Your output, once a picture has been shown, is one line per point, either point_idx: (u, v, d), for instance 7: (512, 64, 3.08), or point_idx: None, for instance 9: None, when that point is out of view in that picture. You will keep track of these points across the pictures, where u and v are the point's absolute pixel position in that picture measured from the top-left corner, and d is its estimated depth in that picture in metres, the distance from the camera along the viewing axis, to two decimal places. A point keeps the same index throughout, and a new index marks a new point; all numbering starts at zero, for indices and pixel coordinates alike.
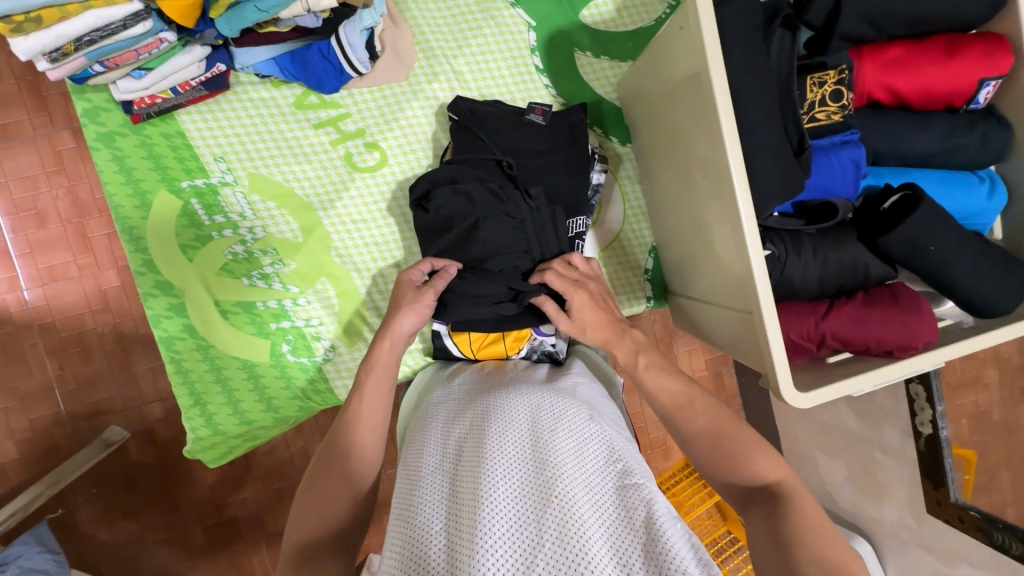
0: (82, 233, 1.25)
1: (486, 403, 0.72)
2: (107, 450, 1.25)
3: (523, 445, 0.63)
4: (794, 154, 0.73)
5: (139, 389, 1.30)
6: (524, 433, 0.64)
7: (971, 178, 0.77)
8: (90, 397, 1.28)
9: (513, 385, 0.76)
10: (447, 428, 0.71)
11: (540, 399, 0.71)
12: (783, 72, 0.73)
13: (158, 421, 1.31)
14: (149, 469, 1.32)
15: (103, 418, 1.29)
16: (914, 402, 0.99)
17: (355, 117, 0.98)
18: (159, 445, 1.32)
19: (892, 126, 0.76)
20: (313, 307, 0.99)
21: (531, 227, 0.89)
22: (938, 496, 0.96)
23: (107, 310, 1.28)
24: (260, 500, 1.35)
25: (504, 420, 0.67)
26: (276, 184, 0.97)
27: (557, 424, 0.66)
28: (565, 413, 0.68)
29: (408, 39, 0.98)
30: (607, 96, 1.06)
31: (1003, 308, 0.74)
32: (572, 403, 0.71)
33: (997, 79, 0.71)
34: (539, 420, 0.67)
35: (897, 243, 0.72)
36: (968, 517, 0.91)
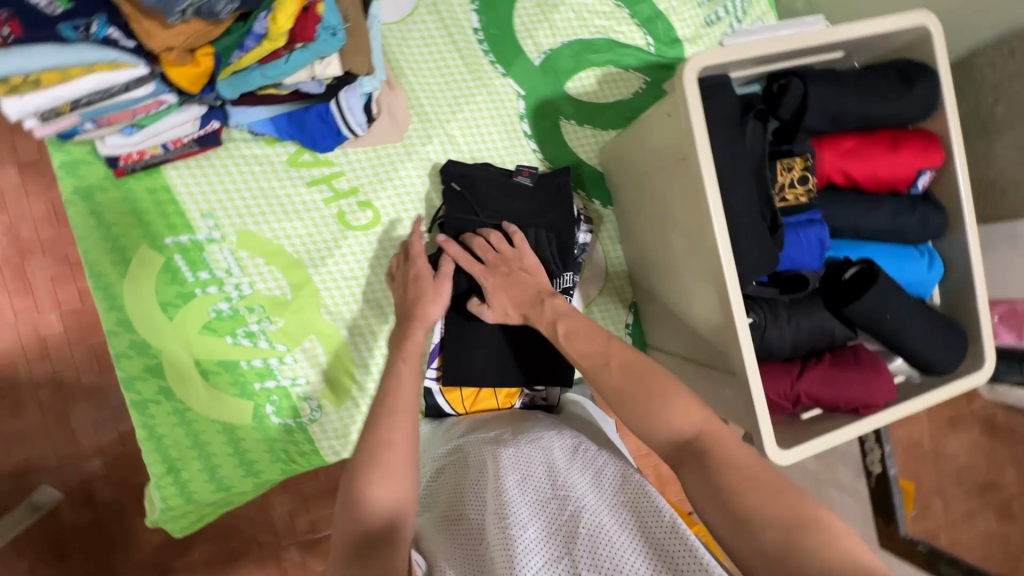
0: (21, 275, 1.16)
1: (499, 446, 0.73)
2: (35, 514, 1.15)
3: (541, 483, 0.64)
4: (770, 233, 0.80)
5: (77, 445, 1.19)
6: (541, 470, 0.66)
7: (914, 252, 0.88)
8: (23, 452, 1.17)
9: (522, 430, 0.78)
10: (463, 477, 0.71)
11: (551, 438, 0.73)
12: (757, 158, 0.81)
13: (96, 477, 1.21)
14: (83, 531, 1.20)
15: (32, 476, 1.18)
16: (866, 444, 1.19)
17: (348, 175, 0.99)
18: (97, 504, 1.21)
19: (849, 206, 0.85)
20: (300, 365, 0.97)
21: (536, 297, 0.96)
22: (890, 530, 1.19)
23: (47, 359, 1.18)
24: (210, 563, 1.25)
25: (520, 460, 0.67)
26: (266, 241, 0.96)
27: (572, 460, 0.67)
28: (577, 451, 0.70)
29: (402, 103, 1.02)
30: (589, 160, 1.13)
31: (946, 366, 0.84)
32: (581, 440, 0.73)
33: (931, 169, 0.84)
34: (554, 457, 0.68)
35: (857, 311, 0.80)
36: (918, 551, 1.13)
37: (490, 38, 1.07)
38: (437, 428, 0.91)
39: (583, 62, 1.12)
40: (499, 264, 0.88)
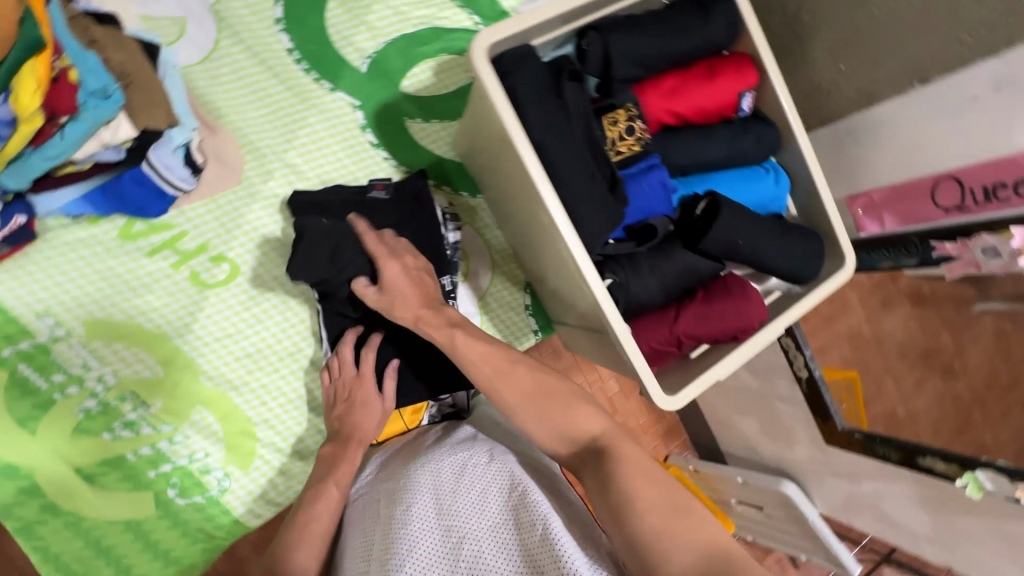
0: None
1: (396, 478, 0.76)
2: None
3: (430, 512, 0.68)
4: (610, 189, 0.80)
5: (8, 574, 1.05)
6: (430, 498, 0.69)
7: (759, 170, 0.90)
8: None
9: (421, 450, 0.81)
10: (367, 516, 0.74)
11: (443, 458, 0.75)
12: (584, 118, 0.79)
13: None
14: None
15: None
16: (789, 354, 1.28)
17: (192, 234, 0.94)
18: None
19: (685, 144, 0.86)
20: (194, 440, 0.93)
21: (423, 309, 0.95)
22: (830, 428, 1.27)
23: None
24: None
25: (410, 492, 0.70)
26: (119, 324, 0.90)
27: (458, 478, 0.70)
28: (466, 463, 0.73)
29: (230, 144, 0.96)
30: (446, 155, 1.10)
31: (807, 270, 0.87)
32: (472, 450, 0.76)
33: (750, 90, 0.85)
34: (443, 478, 0.71)
35: (712, 243, 0.82)
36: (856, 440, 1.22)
37: (307, 54, 1.02)
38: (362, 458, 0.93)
39: (413, 58, 1.08)
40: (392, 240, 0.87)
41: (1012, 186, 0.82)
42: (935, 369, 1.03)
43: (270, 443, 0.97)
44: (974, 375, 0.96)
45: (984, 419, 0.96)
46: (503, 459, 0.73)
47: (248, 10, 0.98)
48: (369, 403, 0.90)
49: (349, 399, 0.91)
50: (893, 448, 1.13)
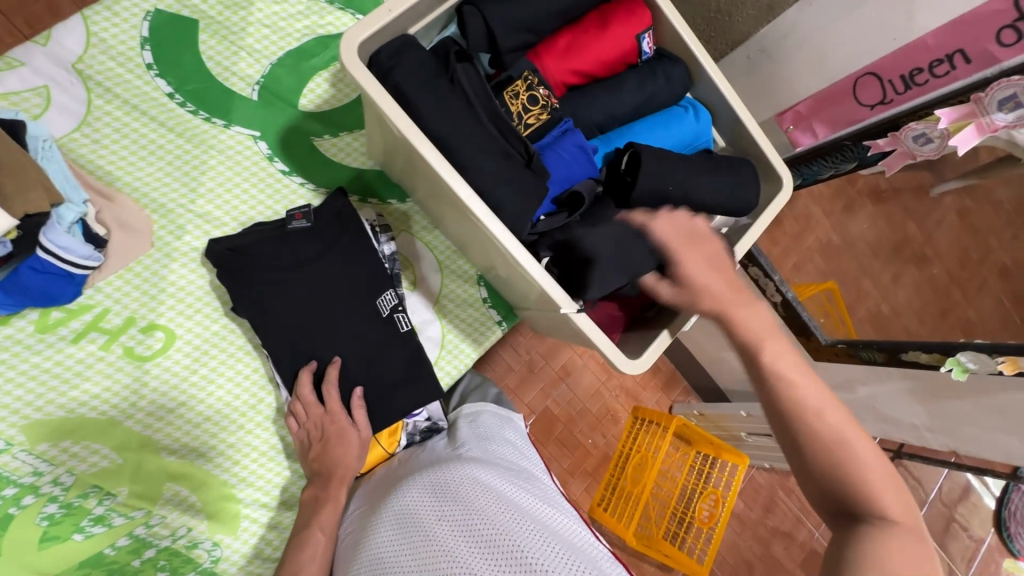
0: None
1: (381, 515, 0.73)
2: None
3: (414, 544, 0.64)
4: (527, 163, 0.76)
5: None
6: (414, 525, 0.67)
7: (678, 110, 0.87)
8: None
9: (404, 480, 0.78)
10: (354, 558, 0.71)
11: (426, 486, 0.73)
12: (482, 97, 0.76)
13: None
14: None
15: None
16: (760, 283, 1.27)
17: (115, 309, 0.89)
18: None
19: (594, 101, 0.83)
20: (173, 517, 0.90)
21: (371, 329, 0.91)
22: (815, 344, 1.28)
23: None
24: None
25: (396, 522, 0.69)
26: (61, 421, 0.85)
27: (442, 502, 0.69)
28: (450, 488, 0.70)
29: (133, 207, 0.91)
30: (365, 166, 1.05)
31: (747, 201, 0.84)
32: (454, 473, 0.73)
33: (648, 30, 0.82)
34: (427, 504, 0.69)
35: (643, 195, 0.78)
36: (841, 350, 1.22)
37: (189, 95, 0.96)
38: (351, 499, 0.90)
39: (304, 73, 1.02)
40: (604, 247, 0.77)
41: (928, 69, 0.79)
42: (906, 260, 1.07)
43: (255, 500, 0.94)
44: (947, 257, 1.00)
45: (964, 296, 0.98)
46: (488, 482, 0.71)
47: (113, 61, 0.92)
48: (342, 436, 0.87)
49: (322, 437, 0.87)
50: (877, 349, 1.13)
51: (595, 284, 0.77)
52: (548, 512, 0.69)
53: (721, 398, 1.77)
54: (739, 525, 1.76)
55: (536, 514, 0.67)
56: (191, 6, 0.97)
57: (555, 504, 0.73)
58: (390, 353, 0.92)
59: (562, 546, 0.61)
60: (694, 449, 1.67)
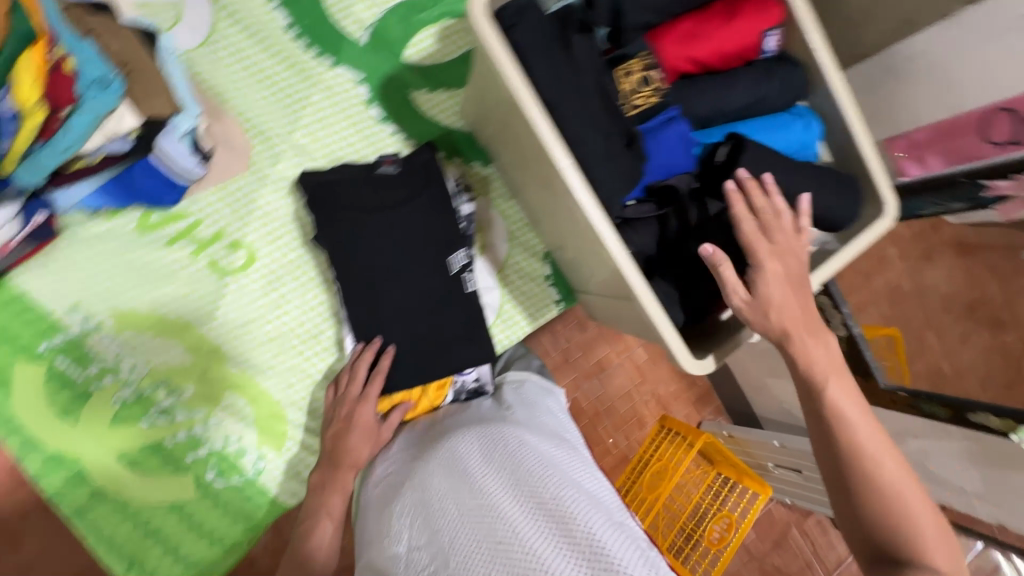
0: None
1: (425, 461, 0.75)
2: None
3: (461, 495, 0.66)
4: (627, 145, 0.75)
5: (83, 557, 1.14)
6: (462, 477, 0.69)
7: (787, 117, 0.83)
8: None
9: (450, 432, 0.80)
10: (397, 498, 0.74)
11: (474, 442, 0.74)
12: (594, 73, 0.75)
13: None
14: None
15: None
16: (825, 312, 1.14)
17: (207, 222, 0.94)
18: None
19: (706, 91, 0.80)
20: (227, 424, 0.94)
21: (440, 282, 0.94)
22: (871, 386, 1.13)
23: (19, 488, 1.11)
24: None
25: (443, 474, 0.70)
26: (145, 315, 0.91)
27: (491, 459, 0.70)
28: (499, 446, 0.72)
29: (236, 130, 0.95)
30: (455, 125, 1.06)
31: (845, 212, 0.81)
32: (504, 434, 0.75)
33: (774, 29, 0.79)
34: (475, 460, 0.71)
35: (741, 184, 0.77)
36: (900, 399, 1.07)
37: (304, 30, 0.99)
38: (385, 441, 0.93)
39: (414, 25, 1.03)
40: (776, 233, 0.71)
41: None
42: (982, 323, 0.98)
43: (300, 425, 0.97)
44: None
45: None
46: (536, 448, 0.72)
47: None
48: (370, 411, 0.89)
49: (348, 417, 0.89)
50: (941, 403, 0.99)
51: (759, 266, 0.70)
52: (593, 486, 0.70)
53: (754, 424, 1.73)
54: (747, 554, 1.72)
55: (583, 485, 0.68)
56: None
57: (596, 479, 0.74)
58: (450, 311, 0.94)
59: (612, 521, 0.61)
60: (715, 471, 1.61)
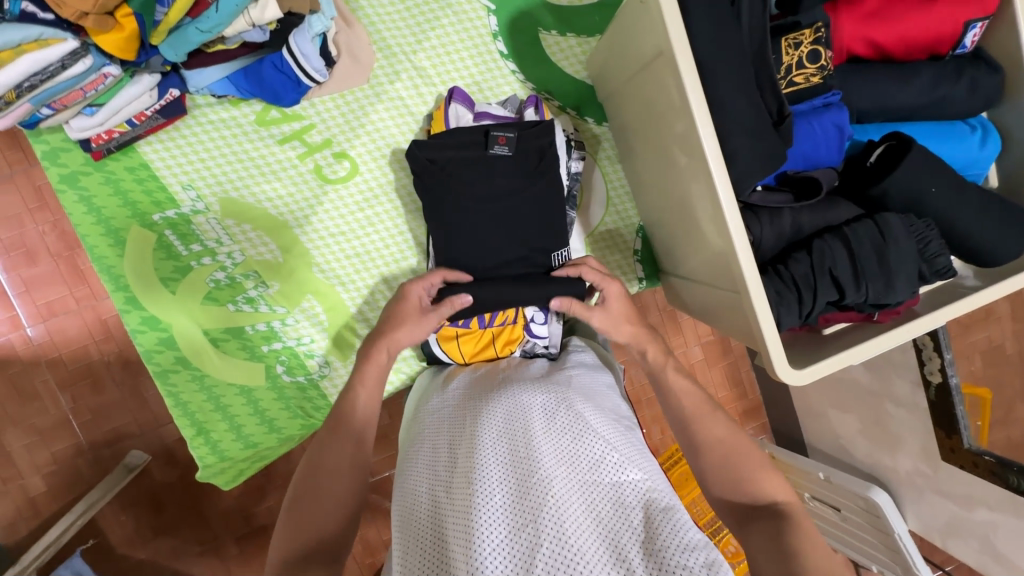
0: (74, 265, 1.20)
1: (484, 406, 0.74)
2: (130, 475, 1.19)
3: (517, 447, 0.66)
4: (775, 124, 0.69)
5: (154, 412, 1.25)
6: (522, 432, 0.67)
7: (962, 128, 0.73)
8: (106, 425, 1.23)
9: (510, 384, 0.79)
10: (447, 431, 0.74)
11: (538, 401, 0.73)
12: (755, 40, 0.68)
13: (176, 440, 1.26)
14: (176, 489, 1.27)
15: (123, 443, 1.24)
16: (922, 352, 1.03)
17: (319, 127, 0.95)
18: (181, 461, 1.27)
19: (875, 82, 0.72)
20: (302, 325, 0.98)
21: (531, 233, 0.91)
22: (952, 444, 1.02)
23: (113, 338, 1.22)
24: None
25: (502, 424, 0.69)
26: (248, 206, 0.95)
27: (553, 424, 0.69)
28: (560, 410, 0.71)
29: (364, 40, 0.94)
30: (578, 75, 1.02)
31: (1006, 249, 0.70)
32: (569, 402, 0.73)
33: (984, 20, 0.68)
34: (537, 419, 0.69)
35: (895, 192, 0.69)
36: (983, 462, 0.96)
37: None
38: (436, 375, 0.93)
39: None
40: (902, 266, 0.67)
41: None
42: None
43: None
44: None
45: None
46: (599, 422, 0.71)
47: None
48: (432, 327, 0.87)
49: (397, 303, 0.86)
50: None
51: (873, 293, 0.68)
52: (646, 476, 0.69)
53: None
54: None
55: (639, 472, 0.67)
56: None
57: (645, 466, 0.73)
58: (532, 264, 0.92)
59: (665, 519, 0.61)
60: None
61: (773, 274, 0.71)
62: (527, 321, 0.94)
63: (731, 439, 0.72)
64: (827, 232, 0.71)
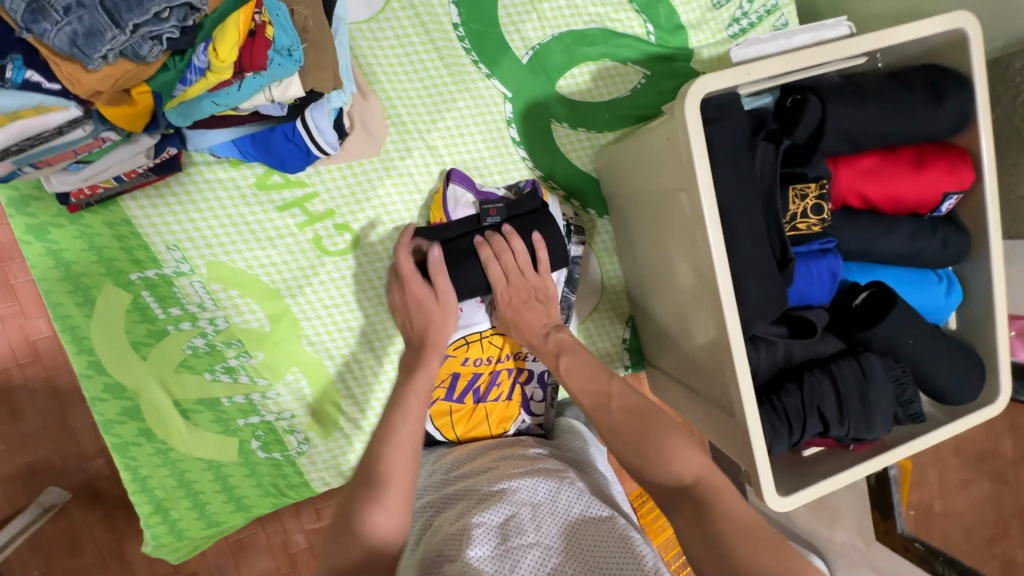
0: (4, 283, 1.07)
1: (481, 492, 0.71)
2: (44, 514, 1.07)
3: (525, 531, 0.64)
4: (778, 266, 0.73)
5: (80, 447, 1.13)
6: (528, 516, 0.66)
7: (930, 276, 0.82)
8: (22, 457, 1.10)
9: (501, 467, 0.78)
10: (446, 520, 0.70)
11: (537, 481, 0.72)
12: (766, 183, 0.72)
13: (104, 478, 1.15)
14: (96, 530, 1.15)
15: (40, 478, 1.12)
16: None
17: (323, 197, 0.92)
18: (105, 500, 1.16)
19: (864, 230, 0.78)
20: (285, 399, 0.93)
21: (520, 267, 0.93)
22: (887, 527, 1.08)
23: (39, 364, 1.10)
24: (221, 554, 1.19)
25: (504, 507, 0.67)
26: (238, 271, 0.90)
27: (556, 507, 0.68)
28: (561, 490, 0.70)
29: (378, 112, 0.92)
30: (584, 167, 1.05)
31: (963, 394, 0.78)
32: (565, 480, 0.73)
33: (957, 193, 0.76)
34: (539, 504, 0.68)
35: (875, 339, 0.76)
36: (913, 547, 1.02)
37: (471, 33, 0.95)
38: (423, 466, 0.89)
39: (576, 57, 1.00)
40: (880, 405, 0.73)
41: None
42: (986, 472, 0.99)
43: (352, 419, 0.97)
44: None
45: None
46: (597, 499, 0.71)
47: None
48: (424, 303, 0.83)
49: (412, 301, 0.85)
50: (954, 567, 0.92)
51: (852, 428, 0.74)
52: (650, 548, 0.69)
53: None
54: None
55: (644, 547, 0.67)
56: None
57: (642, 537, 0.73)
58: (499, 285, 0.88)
59: None
60: None
61: (768, 402, 0.75)
62: (523, 399, 0.96)
63: (649, 424, 0.72)
64: (815, 365, 0.76)
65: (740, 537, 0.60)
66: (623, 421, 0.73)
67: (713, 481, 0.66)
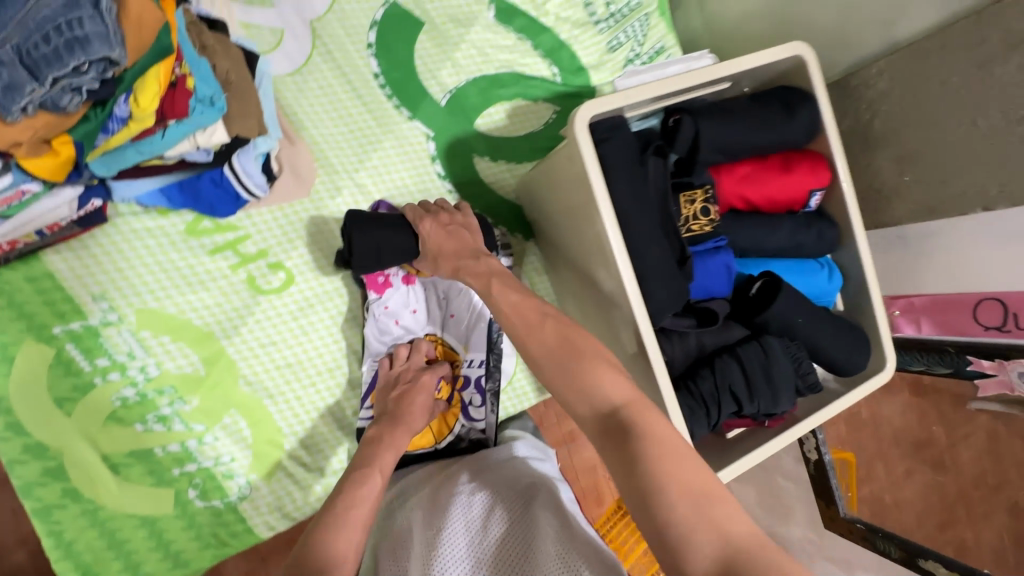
0: None
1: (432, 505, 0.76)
2: None
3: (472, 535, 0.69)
4: (678, 263, 0.82)
5: None
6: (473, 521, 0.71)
7: (814, 264, 0.92)
8: None
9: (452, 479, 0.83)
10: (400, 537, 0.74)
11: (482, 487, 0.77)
12: (659, 192, 0.82)
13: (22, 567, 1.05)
14: None
15: None
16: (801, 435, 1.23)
17: (255, 238, 0.94)
18: None
19: (751, 227, 0.88)
20: (223, 443, 0.92)
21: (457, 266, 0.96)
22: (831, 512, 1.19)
23: None
24: None
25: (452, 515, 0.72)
26: (170, 317, 0.90)
27: (500, 507, 0.73)
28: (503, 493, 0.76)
29: (306, 155, 0.98)
30: (507, 196, 1.13)
31: (853, 365, 0.88)
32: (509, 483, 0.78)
33: (820, 190, 0.88)
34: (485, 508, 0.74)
35: (771, 322, 0.85)
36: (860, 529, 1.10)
37: (391, 81, 1.04)
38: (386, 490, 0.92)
39: (490, 97, 1.10)
40: (783, 381, 0.81)
41: None
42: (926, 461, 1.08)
43: (296, 456, 0.96)
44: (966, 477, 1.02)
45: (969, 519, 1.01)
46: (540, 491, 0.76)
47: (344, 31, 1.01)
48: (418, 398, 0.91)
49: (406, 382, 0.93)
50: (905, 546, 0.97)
51: (762, 404, 0.81)
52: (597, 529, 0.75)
53: None
54: None
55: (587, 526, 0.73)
56: (424, 11, 1.06)
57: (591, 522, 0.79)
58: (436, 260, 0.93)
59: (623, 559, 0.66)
60: None
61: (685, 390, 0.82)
62: (463, 405, 1.00)
63: (576, 344, 0.63)
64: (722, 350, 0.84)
65: (676, 476, 0.53)
66: (542, 341, 0.64)
67: (641, 406, 0.59)
